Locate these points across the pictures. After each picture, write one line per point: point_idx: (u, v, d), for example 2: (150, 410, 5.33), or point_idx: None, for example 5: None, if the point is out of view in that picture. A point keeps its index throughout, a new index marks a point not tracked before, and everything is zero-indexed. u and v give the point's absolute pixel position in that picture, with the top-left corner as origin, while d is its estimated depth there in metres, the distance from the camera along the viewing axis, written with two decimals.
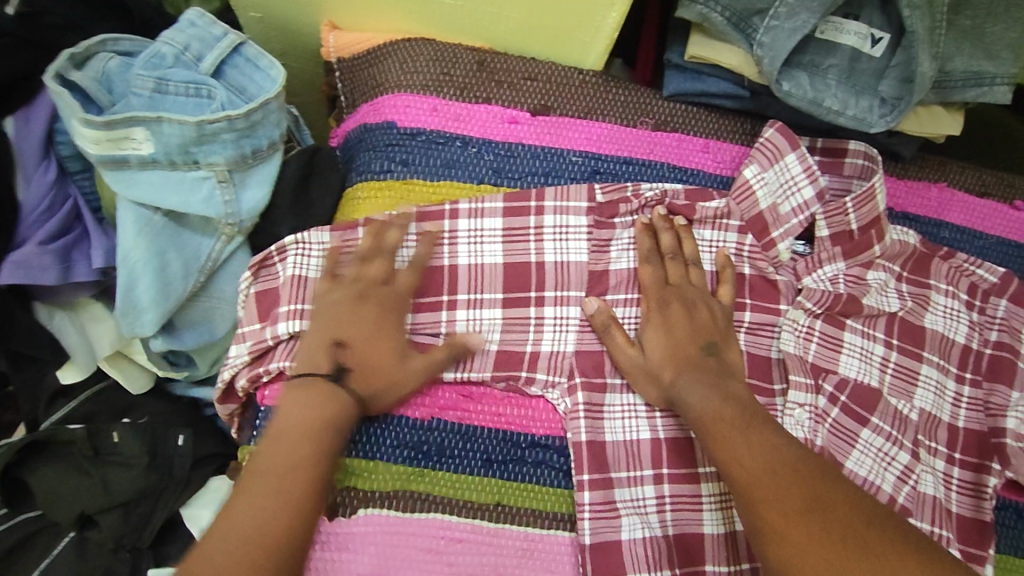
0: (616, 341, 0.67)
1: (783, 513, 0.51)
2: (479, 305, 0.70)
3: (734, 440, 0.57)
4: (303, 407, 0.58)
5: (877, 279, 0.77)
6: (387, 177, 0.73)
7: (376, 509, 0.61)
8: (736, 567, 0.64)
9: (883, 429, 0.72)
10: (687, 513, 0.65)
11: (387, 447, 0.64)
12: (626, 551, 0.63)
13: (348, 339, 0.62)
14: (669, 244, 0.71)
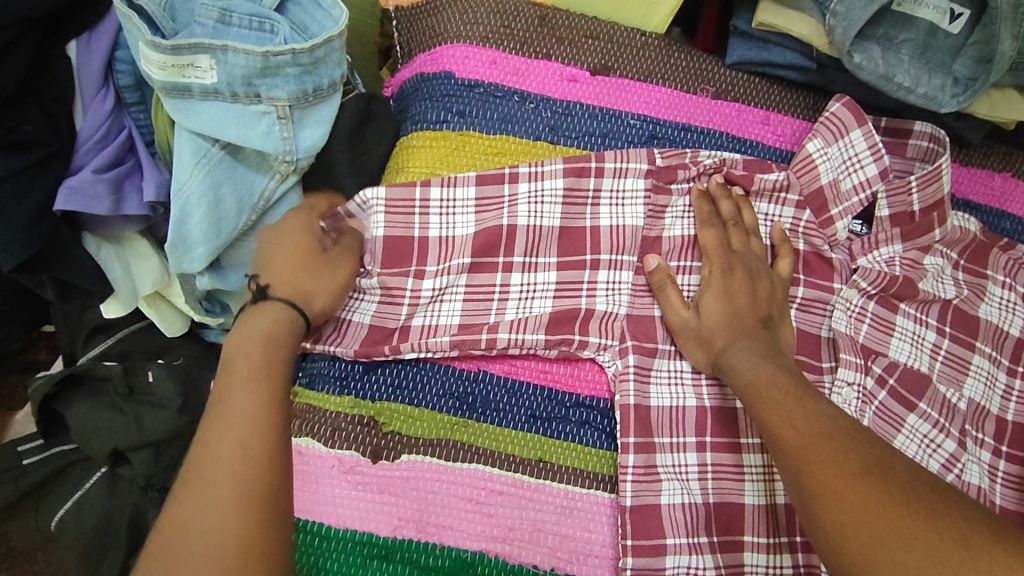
0: (667, 305, 0.67)
1: (839, 475, 0.50)
2: (534, 270, 0.69)
3: (783, 405, 0.57)
4: (243, 335, 0.58)
5: (934, 263, 0.76)
6: (443, 128, 0.72)
7: (419, 456, 0.61)
8: (775, 539, 0.63)
9: (930, 415, 0.70)
10: (728, 481, 0.65)
11: (433, 395, 0.64)
12: (665, 514, 0.62)
13: (269, 266, 0.63)
14: (729, 212, 0.70)
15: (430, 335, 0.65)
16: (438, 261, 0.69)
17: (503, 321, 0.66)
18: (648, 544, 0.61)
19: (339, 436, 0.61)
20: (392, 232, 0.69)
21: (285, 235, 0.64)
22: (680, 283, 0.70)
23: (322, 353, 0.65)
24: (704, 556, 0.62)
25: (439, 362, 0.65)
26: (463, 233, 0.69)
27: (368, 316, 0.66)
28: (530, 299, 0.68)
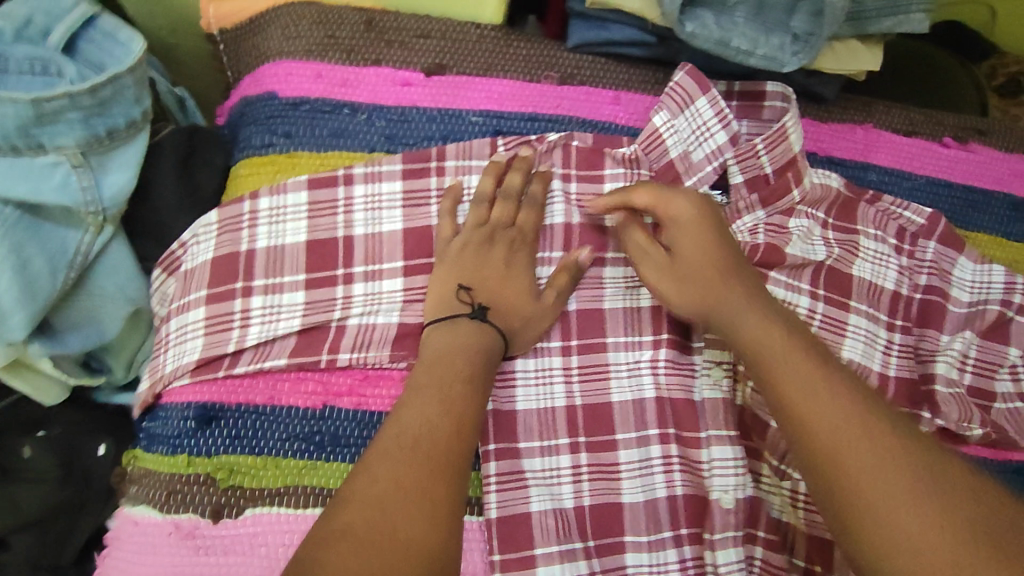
0: (512, 290, 0.65)
1: (807, 374, 0.53)
2: (378, 280, 0.65)
3: (744, 303, 0.59)
4: (459, 354, 0.59)
5: (800, 226, 0.74)
6: (269, 152, 0.68)
7: (264, 508, 0.58)
8: (656, 536, 0.63)
9: None
10: (603, 484, 0.63)
11: (276, 441, 0.60)
12: (535, 524, 0.61)
13: (483, 278, 0.64)
14: (673, 205, 0.63)
15: (263, 359, 0.61)
16: (268, 276, 0.64)
17: (347, 329, 0.63)
18: (517, 558, 0.60)
19: (174, 499, 0.58)
20: (223, 269, 0.64)
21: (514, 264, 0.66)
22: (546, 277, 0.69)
23: (177, 400, 0.61)
24: (578, 563, 0.61)
25: (279, 405, 0.61)
26: (293, 241, 0.65)
27: (201, 324, 0.63)
28: (373, 313, 0.64)
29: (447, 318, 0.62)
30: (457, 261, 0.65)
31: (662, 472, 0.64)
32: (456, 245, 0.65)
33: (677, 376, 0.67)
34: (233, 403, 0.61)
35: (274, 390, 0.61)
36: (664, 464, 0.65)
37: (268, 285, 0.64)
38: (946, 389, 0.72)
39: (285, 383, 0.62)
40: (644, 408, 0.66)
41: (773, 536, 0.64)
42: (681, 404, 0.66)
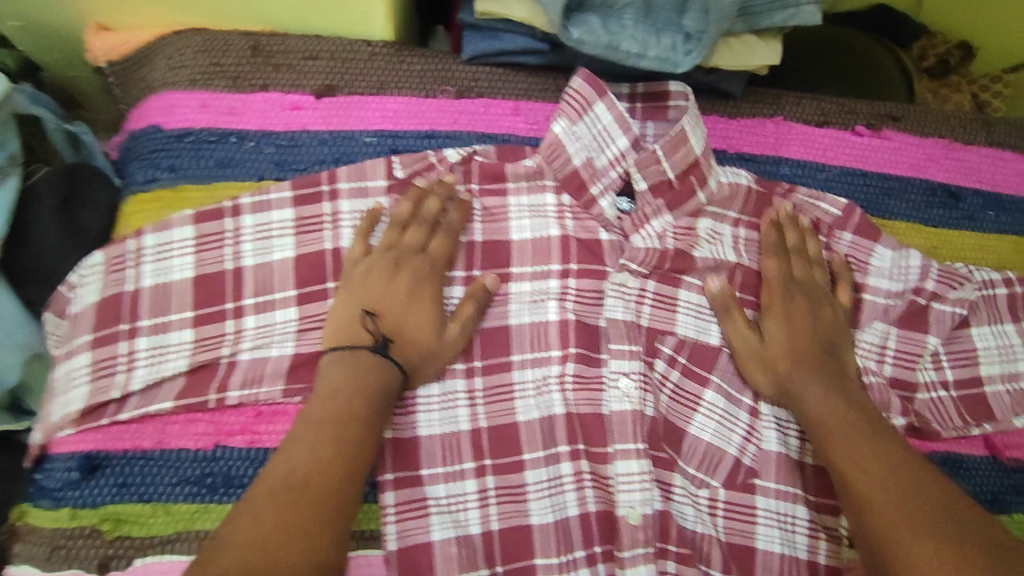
0: (417, 316, 0.63)
1: (855, 415, 0.64)
2: (270, 311, 0.64)
3: (778, 312, 0.69)
4: (347, 384, 0.58)
5: (709, 227, 0.73)
6: (154, 188, 0.66)
7: (154, 557, 0.57)
8: (566, 557, 0.63)
9: (724, 388, 0.70)
10: (512, 506, 0.63)
11: (165, 486, 0.59)
12: (438, 552, 0.61)
13: (389, 307, 0.63)
14: (793, 241, 0.73)
15: (147, 404, 0.60)
16: (153, 315, 0.62)
17: (238, 365, 0.62)
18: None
19: (59, 554, 0.57)
20: (108, 311, 0.62)
21: (419, 296, 0.64)
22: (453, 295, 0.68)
23: (62, 451, 0.59)
24: None
25: (168, 449, 0.59)
26: (180, 278, 0.63)
27: (86, 374, 0.60)
28: (265, 347, 0.62)
29: (349, 347, 0.60)
30: (359, 289, 0.63)
31: (573, 489, 0.64)
32: (363, 268, 0.64)
33: (584, 392, 0.66)
34: (119, 450, 0.59)
35: (163, 434, 0.60)
36: (575, 480, 0.64)
37: (154, 325, 0.62)
38: (864, 381, 0.71)
39: (174, 427, 0.60)
40: (554, 424, 0.65)
41: (685, 549, 0.63)
42: (589, 420, 0.65)
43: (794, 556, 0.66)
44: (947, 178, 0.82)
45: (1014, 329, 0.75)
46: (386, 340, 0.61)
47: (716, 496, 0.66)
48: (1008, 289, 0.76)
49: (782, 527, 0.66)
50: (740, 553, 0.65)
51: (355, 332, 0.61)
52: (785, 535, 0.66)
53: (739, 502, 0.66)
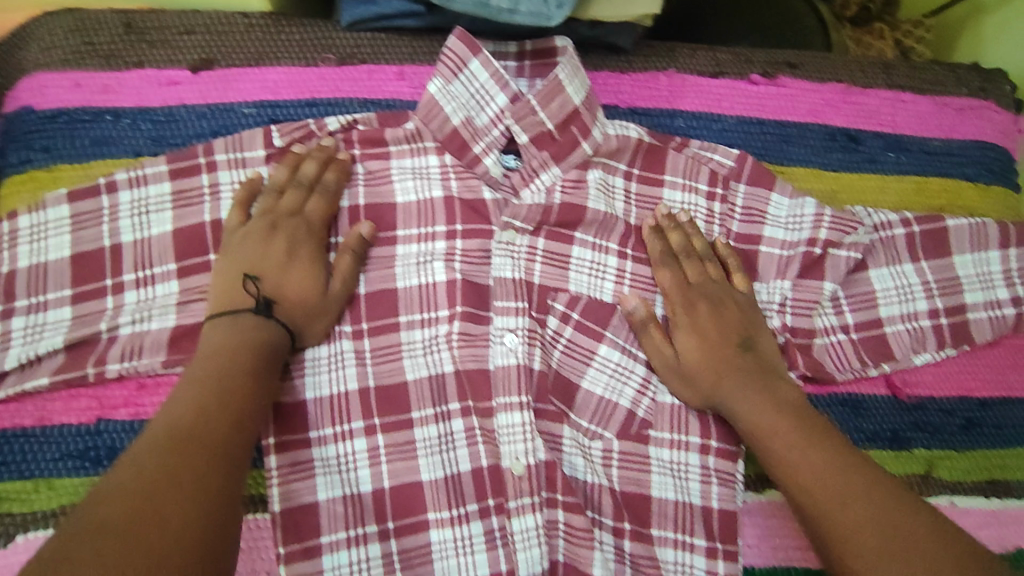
0: (299, 274, 0.63)
1: (777, 412, 0.62)
2: (151, 285, 0.64)
3: (689, 322, 0.68)
4: (236, 339, 0.58)
5: (597, 179, 0.72)
6: (28, 169, 0.66)
7: (39, 530, 0.57)
8: (458, 511, 0.63)
9: (617, 343, 0.69)
10: (400, 465, 0.63)
11: (48, 462, 0.59)
12: (324, 512, 0.61)
13: (269, 270, 0.63)
14: (679, 245, 0.70)
15: (24, 381, 0.60)
16: (31, 294, 0.62)
17: (116, 341, 0.62)
18: (300, 550, 0.60)
19: None
20: None
21: (302, 254, 0.64)
22: None
23: None
24: (368, 546, 0.61)
25: (50, 425, 0.60)
26: (57, 257, 0.64)
27: None
28: (144, 321, 0.63)
29: (228, 310, 0.60)
30: (237, 255, 0.63)
31: (464, 444, 0.64)
32: (242, 232, 0.64)
33: (470, 348, 0.66)
34: (1, 428, 0.60)
35: (45, 410, 0.60)
36: (466, 436, 0.65)
37: (31, 304, 0.62)
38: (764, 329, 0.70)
39: (56, 403, 0.61)
40: (442, 382, 0.66)
41: (573, 498, 0.63)
42: (473, 375, 0.65)
43: (690, 503, 0.65)
44: (846, 123, 0.80)
45: (913, 268, 0.72)
46: (268, 300, 0.61)
47: (609, 448, 0.66)
48: (906, 230, 0.73)
49: (677, 477, 0.66)
50: (632, 502, 0.65)
51: (234, 294, 0.61)
52: (681, 483, 0.66)
53: (635, 453, 0.66)
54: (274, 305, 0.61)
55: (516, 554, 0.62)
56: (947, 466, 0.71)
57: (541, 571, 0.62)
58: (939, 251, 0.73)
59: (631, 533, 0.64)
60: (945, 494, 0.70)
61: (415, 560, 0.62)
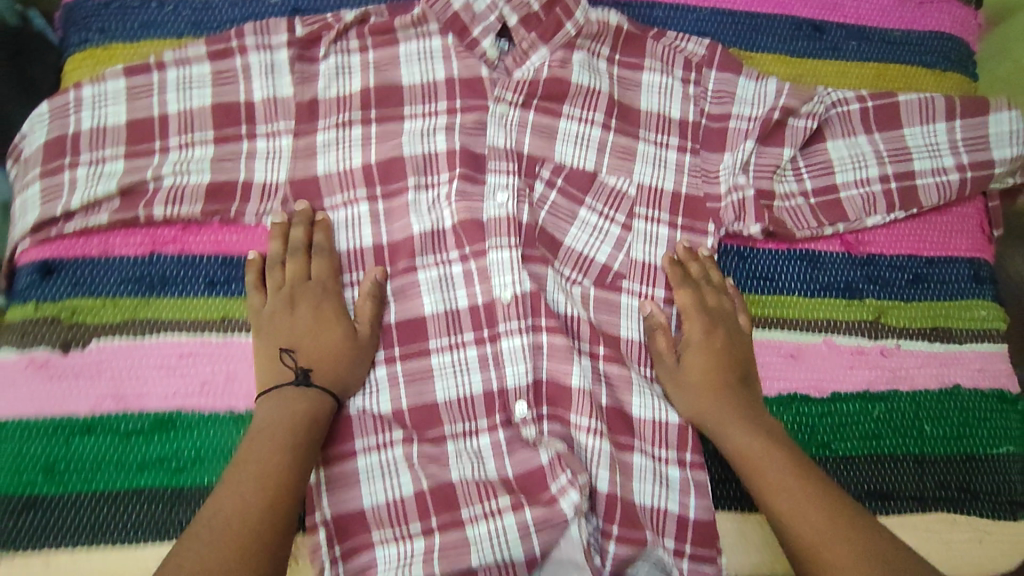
0: (325, 334, 0.69)
1: (764, 445, 0.66)
2: (190, 146, 0.74)
3: (689, 352, 0.72)
4: (280, 418, 0.63)
5: (581, 59, 0.80)
6: (87, 48, 0.78)
7: (106, 338, 0.69)
8: (456, 338, 0.72)
9: (597, 208, 0.78)
10: (406, 303, 0.73)
11: (112, 284, 0.70)
12: None
13: (302, 341, 0.68)
14: (698, 273, 0.76)
15: (88, 217, 0.71)
16: (92, 151, 0.73)
17: (159, 191, 0.72)
18: None
19: (28, 338, 0.68)
20: (54, 148, 0.73)
21: (325, 318, 0.70)
22: (356, 135, 0.76)
23: (24, 261, 0.72)
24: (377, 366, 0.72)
25: (113, 255, 0.71)
26: (115, 122, 0.74)
27: (38, 200, 0.72)
28: (184, 175, 0.73)
29: (270, 385, 0.66)
30: (271, 331, 0.69)
31: (463, 285, 0.73)
32: (267, 310, 0.69)
33: (466, 200, 0.75)
34: (72, 257, 0.71)
35: (108, 245, 0.72)
36: (464, 278, 0.73)
37: (92, 159, 0.73)
38: (730, 194, 0.78)
39: (117, 239, 0.72)
40: (444, 235, 0.74)
41: (555, 323, 0.72)
42: (466, 223, 0.74)
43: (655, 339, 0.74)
44: (811, 14, 0.88)
45: (866, 139, 0.80)
46: (306, 369, 0.67)
47: (587, 293, 0.76)
48: (861, 105, 0.81)
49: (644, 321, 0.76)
50: (607, 335, 0.74)
51: (273, 368, 0.67)
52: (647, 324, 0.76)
53: (609, 300, 0.76)
54: (310, 373, 0.67)
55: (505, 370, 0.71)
56: (894, 315, 0.79)
57: (527, 384, 0.70)
58: (891, 124, 0.80)
59: (605, 358, 0.72)
60: (891, 337, 0.79)
61: (418, 378, 0.71)
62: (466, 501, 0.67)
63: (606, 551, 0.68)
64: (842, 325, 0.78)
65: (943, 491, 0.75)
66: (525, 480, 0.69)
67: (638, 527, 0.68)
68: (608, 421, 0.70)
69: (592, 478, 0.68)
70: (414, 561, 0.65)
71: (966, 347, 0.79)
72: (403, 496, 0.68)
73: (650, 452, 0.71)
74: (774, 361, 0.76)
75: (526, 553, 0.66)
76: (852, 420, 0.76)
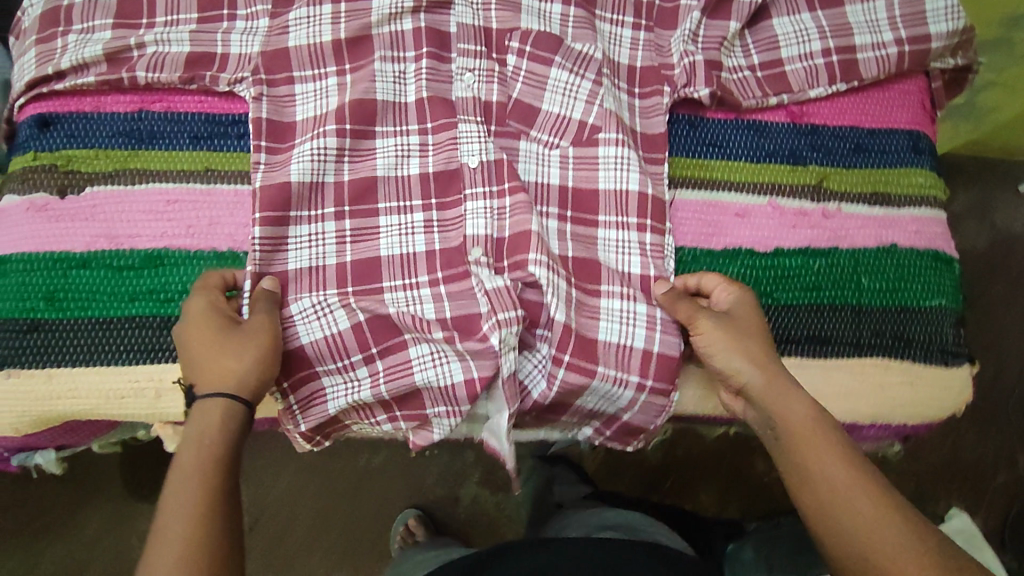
0: (205, 333, 0.68)
1: (803, 422, 0.68)
2: (175, 24, 0.81)
3: (727, 333, 0.73)
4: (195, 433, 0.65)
5: None
6: None
7: (98, 185, 0.75)
8: (405, 203, 0.79)
9: (566, 66, 0.82)
10: (359, 163, 0.79)
11: (103, 137, 0.76)
12: (294, 191, 0.76)
13: (191, 354, 0.68)
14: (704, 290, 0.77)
15: (77, 79, 0.77)
16: (83, 23, 0.79)
17: (142, 58, 0.77)
18: (276, 219, 0.76)
19: (28, 184, 0.75)
20: (49, 18, 0.80)
21: (201, 325, 0.69)
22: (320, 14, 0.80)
23: (25, 117, 0.78)
24: (325, 222, 0.77)
25: (104, 113, 0.77)
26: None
27: (32, 65, 0.78)
28: (167, 44, 0.78)
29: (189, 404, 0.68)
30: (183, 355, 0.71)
31: (417, 155, 0.80)
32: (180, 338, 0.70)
33: (437, 81, 0.81)
34: (68, 113, 0.77)
35: (100, 103, 0.78)
36: (419, 148, 0.80)
37: (83, 28, 0.79)
38: (682, 61, 0.83)
39: (108, 99, 0.78)
40: (406, 110, 0.81)
41: (516, 184, 0.78)
42: (434, 101, 0.80)
43: (628, 189, 0.79)
44: None
45: (810, 17, 0.85)
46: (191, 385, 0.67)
47: (565, 154, 0.81)
48: None
49: (620, 169, 0.80)
50: (576, 195, 0.80)
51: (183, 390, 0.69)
52: (623, 173, 0.79)
53: (586, 154, 0.81)
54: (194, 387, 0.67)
55: (465, 223, 0.78)
56: (835, 180, 0.84)
57: (485, 236, 0.77)
58: (833, 3, 0.86)
59: (572, 220, 0.80)
60: (833, 201, 0.83)
61: (366, 237, 0.78)
62: (405, 330, 0.75)
63: (554, 377, 0.76)
64: (786, 189, 0.83)
65: (878, 338, 0.80)
66: (463, 324, 0.75)
67: (594, 357, 0.76)
68: (571, 269, 0.78)
69: (552, 309, 0.74)
70: (361, 385, 0.76)
71: (904, 211, 0.84)
72: (340, 330, 0.75)
73: (617, 293, 0.78)
74: (721, 219, 0.81)
75: (465, 376, 0.74)
76: (794, 274, 0.80)
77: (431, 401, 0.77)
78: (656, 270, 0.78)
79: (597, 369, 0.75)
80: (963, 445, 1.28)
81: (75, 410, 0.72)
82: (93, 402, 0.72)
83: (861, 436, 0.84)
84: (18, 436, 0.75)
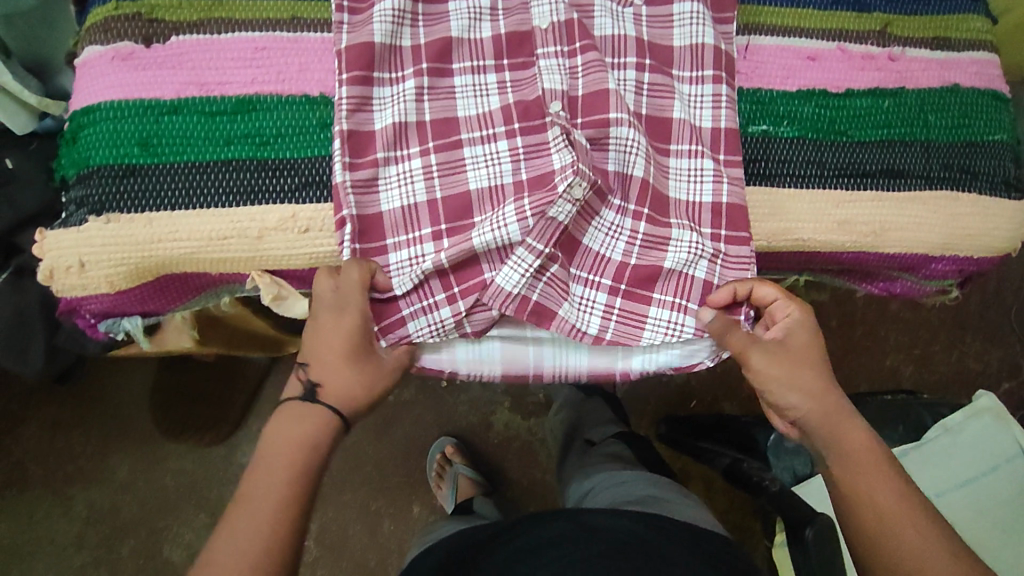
0: (340, 345, 0.72)
1: (858, 445, 0.74)
2: None
3: (790, 367, 0.75)
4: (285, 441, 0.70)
5: None
6: None
7: (185, 34, 0.74)
8: (479, 64, 0.78)
9: None
10: (433, 24, 0.78)
11: None
12: (376, 49, 0.75)
13: (319, 356, 0.72)
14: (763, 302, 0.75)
15: None
16: None
17: None
18: (361, 74, 0.74)
19: (112, 34, 0.73)
20: None
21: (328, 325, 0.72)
22: None
23: None
24: (406, 82, 0.76)
25: None
26: None
27: None
28: None
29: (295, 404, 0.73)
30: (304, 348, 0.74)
31: (488, 18, 0.79)
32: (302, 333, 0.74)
33: None
34: None
35: None
36: (489, 12, 0.79)
37: None
38: None
39: None
40: None
41: (589, 43, 0.77)
42: None
43: (703, 43, 0.80)
44: None
45: None
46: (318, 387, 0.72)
47: (637, 12, 0.82)
48: None
49: (694, 26, 0.80)
50: (653, 47, 0.81)
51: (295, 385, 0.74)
52: (696, 28, 0.80)
53: (659, 13, 0.82)
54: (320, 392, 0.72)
55: (540, 78, 0.77)
56: (898, 25, 0.86)
57: (561, 90, 0.76)
58: None
59: (650, 69, 0.80)
60: (898, 44, 0.86)
61: (441, 95, 0.77)
62: (483, 202, 0.75)
63: (635, 233, 0.78)
64: (854, 35, 0.85)
65: (947, 172, 0.83)
66: (535, 182, 0.75)
67: (666, 207, 0.78)
68: (646, 127, 0.79)
69: (631, 167, 0.77)
70: (426, 257, 0.74)
71: (963, 55, 0.87)
72: (417, 201, 0.75)
73: (684, 151, 0.80)
74: (795, 62, 0.84)
75: (523, 231, 0.73)
76: (864, 112, 0.83)
77: (487, 265, 0.76)
78: (726, 121, 0.80)
79: (671, 221, 0.78)
80: (968, 355, 1.48)
81: (177, 253, 0.73)
82: (195, 244, 0.72)
83: (927, 273, 0.88)
84: (109, 296, 0.76)
